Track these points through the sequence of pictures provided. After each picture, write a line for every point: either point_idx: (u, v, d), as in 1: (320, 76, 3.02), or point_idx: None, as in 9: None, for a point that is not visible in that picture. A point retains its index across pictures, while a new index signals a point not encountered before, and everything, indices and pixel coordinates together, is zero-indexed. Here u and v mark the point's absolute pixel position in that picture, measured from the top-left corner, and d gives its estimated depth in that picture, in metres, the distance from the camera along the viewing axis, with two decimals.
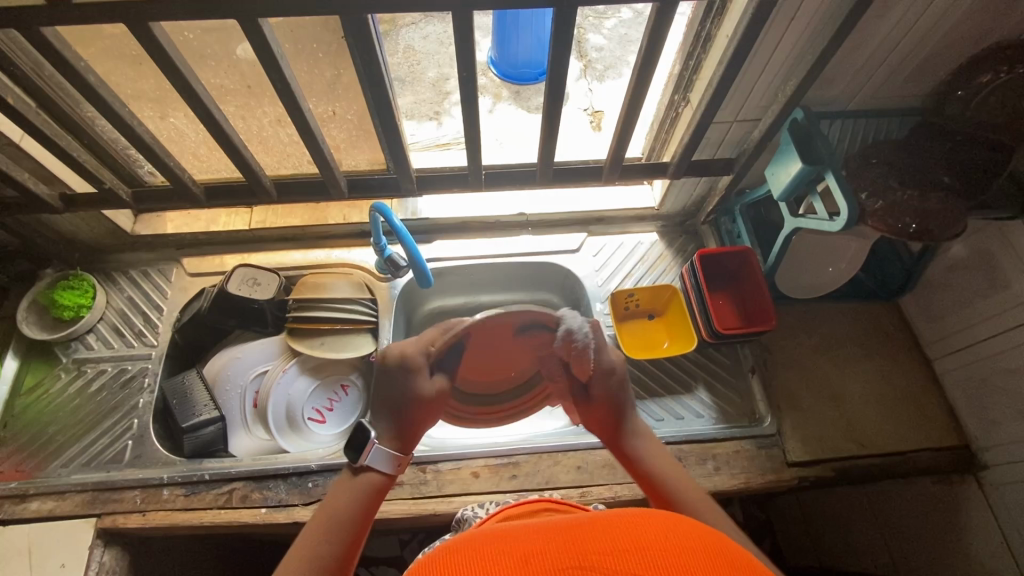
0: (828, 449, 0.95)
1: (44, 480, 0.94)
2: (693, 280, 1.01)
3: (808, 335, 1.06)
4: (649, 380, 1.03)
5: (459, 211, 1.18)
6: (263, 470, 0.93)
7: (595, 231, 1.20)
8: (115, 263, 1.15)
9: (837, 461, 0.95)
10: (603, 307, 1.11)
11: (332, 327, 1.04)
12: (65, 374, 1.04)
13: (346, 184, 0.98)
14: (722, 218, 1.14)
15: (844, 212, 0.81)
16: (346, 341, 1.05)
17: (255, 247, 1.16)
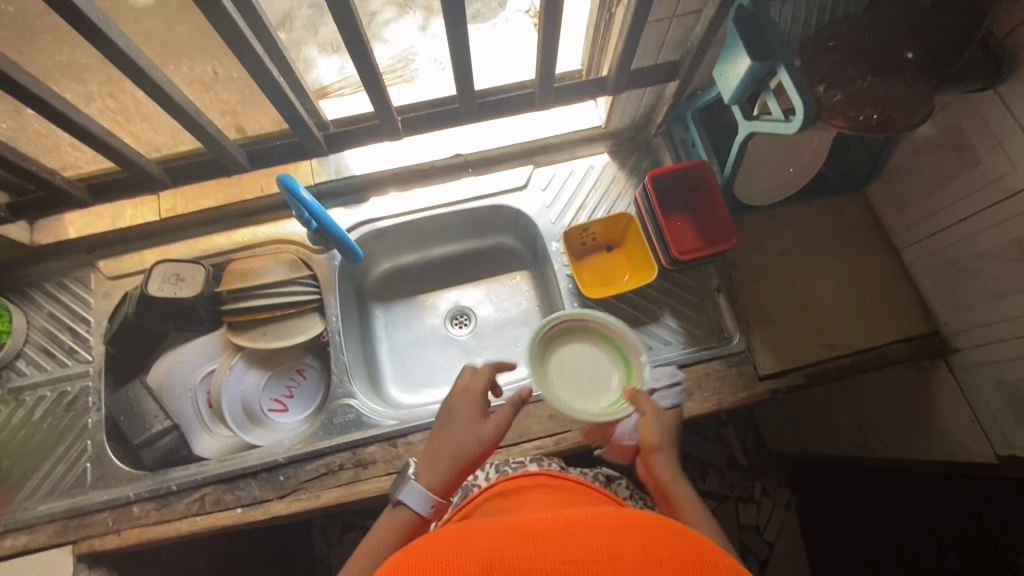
0: (796, 356, 0.94)
1: (10, 516, 0.91)
2: (646, 205, 0.94)
3: (774, 243, 1.00)
4: (614, 316, 0.99)
5: (389, 161, 1.06)
6: (231, 471, 0.90)
7: (541, 161, 1.10)
8: (24, 278, 1.05)
9: (808, 367, 0.93)
10: (559, 245, 1.04)
11: (272, 315, 0.98)
12: (2, 406, 0.98)
13: (245, 157, 0.86)
14: (675, 128, 1.04)
15: (800, 111, 0.72)
16: (290, 326, 0.99)
17: (173, 236, 1.05)
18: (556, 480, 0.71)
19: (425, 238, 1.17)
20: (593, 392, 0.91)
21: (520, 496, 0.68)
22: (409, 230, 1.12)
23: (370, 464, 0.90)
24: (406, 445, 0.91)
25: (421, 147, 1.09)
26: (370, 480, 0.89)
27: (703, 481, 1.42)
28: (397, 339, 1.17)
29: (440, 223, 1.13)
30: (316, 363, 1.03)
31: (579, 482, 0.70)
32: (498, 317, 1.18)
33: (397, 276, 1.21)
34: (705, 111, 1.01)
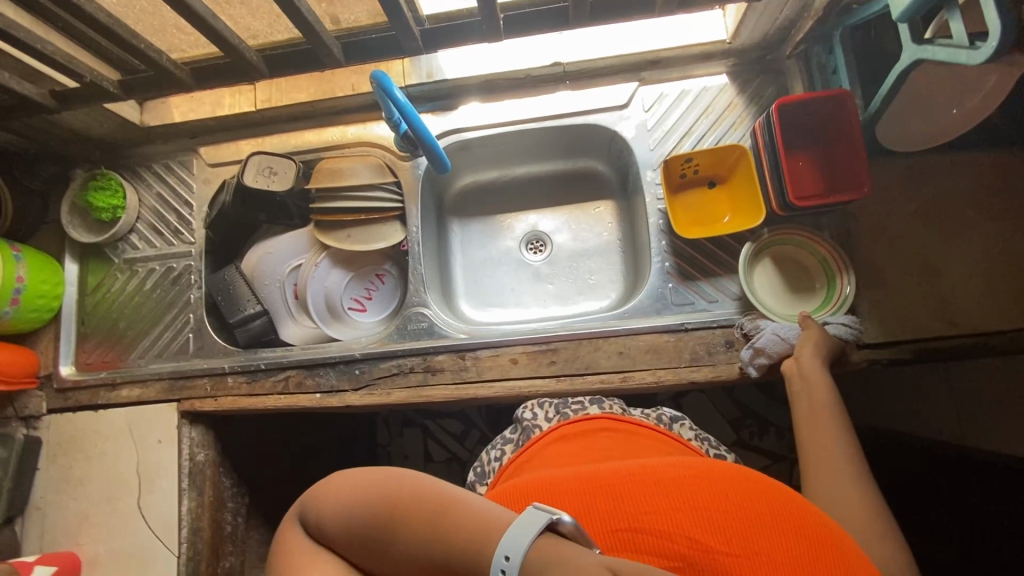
0: (900, 327, 0.84)
1: (128, 370, 1.03)
2: (766, 139, 0.82)
3: (908, 197, 0.87)
4: (704, 259, 0.92)
5: (484, 66, 0.99)
6: (313, 359, 0.96)
7: (648, 78, 0.99)
8: (136, 157, 1.11)
9: (919, 342, 0.84)
10: (655, 175, 0.96)
11: (357, 218, 0.99)
12: (120, 273, 1.08)
13: (340, 50, 0.83)
14: (815, 48, 0.90)
15: (994, 35, 0.58)
16: (373, 231, 1.00)
17: (268, 128, 1.06)
18: (611, 424, 0.75)
19: (510, 154, 1.12)
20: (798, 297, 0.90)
21: (588, 440, 0.72)
22: (496, 143, 1.07)
23: (438, 372, 0.93)
24: (473, 359, 0.93)
25: (521, 51, 0.98)
26: (436, 387, 0.92)
27: (760, 439, 1.43)
28: (471, 257, 1.16)
29: (528, 140, 1.07)
30: (394, 271, 1.05)
31: (641, 424, 0.76)
32: (576, 247, 1.13)
33: (478, 192, 1.18)
34: (856, 31, 0.85)
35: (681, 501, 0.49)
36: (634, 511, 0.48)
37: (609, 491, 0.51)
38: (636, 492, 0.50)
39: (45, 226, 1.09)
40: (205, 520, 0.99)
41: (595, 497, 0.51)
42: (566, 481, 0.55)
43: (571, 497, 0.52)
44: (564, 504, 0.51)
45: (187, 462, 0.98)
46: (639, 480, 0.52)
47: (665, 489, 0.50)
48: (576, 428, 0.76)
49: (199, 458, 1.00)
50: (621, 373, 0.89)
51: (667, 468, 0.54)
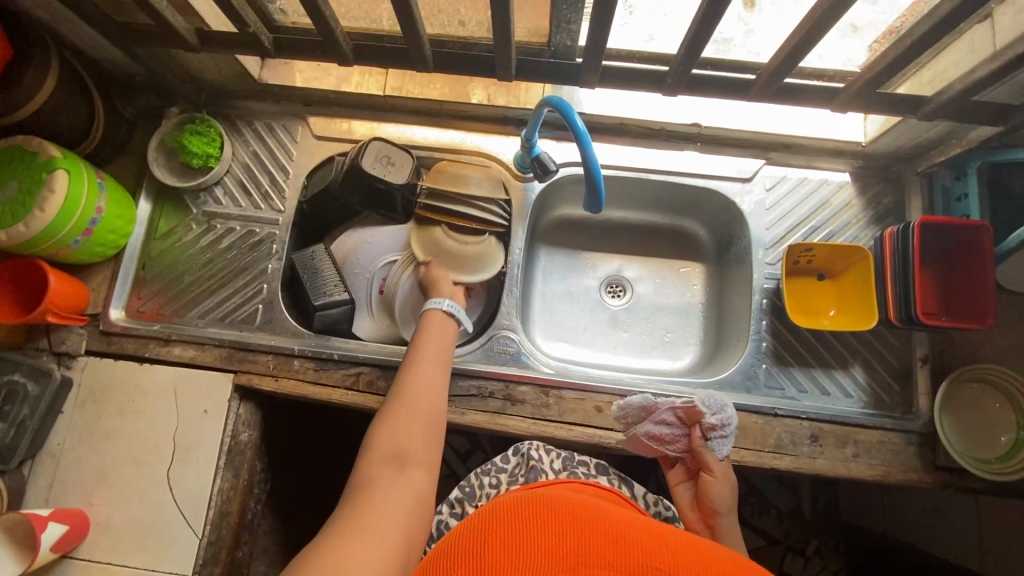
0: (978, 459, 0.85)
1: (184, 328, 0.97)
2: (900, 251, 0.83)
3: (1005, 333, 0.90)
4: (801, 348, 0.93)
5: (621, 109, 0.99)
6: (389, 361, 0.92)
7: (775, 159, 1.00)
8: (237, 109, 1.06)
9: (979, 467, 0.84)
10: (767, 255, 0.97)
11: (459, 246, 0.96)
12: (195, 226, 1.02)
13: (516, 66, 0.81)
14: (943, 172, 0.93)
15: None
16: (472, 255, 0.97)
17: (386, 115, 1.03)
18: (614, 496, 0.71)
19: (614, 197, 1.11)
20: (982, 436, 0.86)
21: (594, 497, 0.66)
22: (609, 184, 1.06)
23: (519, 402, 0.91)
24: (557, 398, 0.91)
25: (662, 105, 0.99)
26: (514, 418, 0.90)
27: (761, 520, 1.45)
28: (549, 288, 1.15)
29: (642, 188, 1.06)
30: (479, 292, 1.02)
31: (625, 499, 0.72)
32: (656, 301, 1.13)
33: (568, 225, 1.17)
34: (992, 167, 0.89)
35: (706, 567, 0.47)
36: (663, 560, 0.46)
37: (640, 537, 0.50)
38: (665, 547, 0.49)
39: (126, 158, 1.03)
40: (233, 505, 0.92)
41: (621, 537, 0.49)
42: (592, 514, 0.53)
43: (596, 528, 0.50)
44: (586, 529, 0.50)
45: (229, 440, 0.92)
46: (670, 541, 0.50)
47: (693, 554, 0.48)
48: (586, 487, 0.70)
49: (241, 438, 0.94)
50: None
51: (697, 541, 0.51)
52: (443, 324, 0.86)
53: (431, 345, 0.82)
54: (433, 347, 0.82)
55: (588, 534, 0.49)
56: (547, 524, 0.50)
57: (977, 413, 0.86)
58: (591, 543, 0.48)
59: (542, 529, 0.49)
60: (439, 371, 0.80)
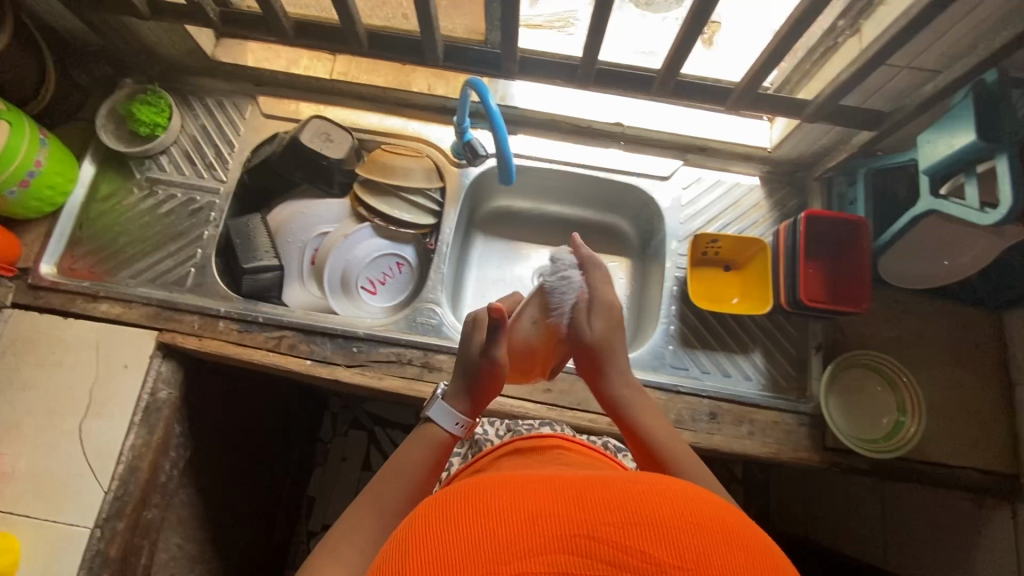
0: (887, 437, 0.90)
1: (114, 286, 0.99)
2: (790, 242, 0.90)
3: (890, 327, 0.98)
4: (707, 333, 0.99)
5: (552, 105, 1.07)
6: (312, 326, 0.95)
7: (692, 160, 1.08)
8: (190, 85, 1.11)
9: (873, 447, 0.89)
10: (679, 246, 1.04)
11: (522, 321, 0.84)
12: (137, 190, 1.05)
13: (442, 50, 0.87)
14: (839, 178, 1.01)
15: (1004, 204, 0.68)
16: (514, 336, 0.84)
17: (332, 99, 1.09)
18: (563, 441, 0.71)
19: (548, 191, 1.17)
20: (870, 421, 0.92)
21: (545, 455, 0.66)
22: (541, 176, 1.13)
23: (436, 370, 0.94)
24: None
25: (589, 105, 1.07)
26: (430, 384, 0.93)
27: None
28: (484, 273, 1.19)
29: (572, 182, 1.13)
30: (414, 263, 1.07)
31: (582, 445, 0.71)
32: None
33: (505, 216, 1.22)
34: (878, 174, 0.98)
35: (637, 512, 0.39)
36: (591, 520, 0.38)
37: (557, 494, 0.41)
38: (586, 497, 0.40)
39: (75, 122, 1.06)
40: (145, 462, 0.93)
41: (536, 500, 0.40)
42: (501, 481, 0.43)
43: (505, 497, 0.40)
44: (494, 502, 0.40)
45: (147, 396, 0.93)
46: (591, 488, 0.41)
47: (618, 494, 0.40)
48: (532, 441, 0.70)
49: (160, 395, 0.95)
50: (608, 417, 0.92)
51: (622, 477, 0.43)
52: (435, 442, 0.72)
53: (411, 464, 0.69)
54: (412, 463, 0.69)
55: (498, 510, 0.39)
56: (450, 518, 0.40)
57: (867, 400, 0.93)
58: (504, 525, 0.38)
59: (447, 524, 0.39)
60: (408, 495, 0.67)
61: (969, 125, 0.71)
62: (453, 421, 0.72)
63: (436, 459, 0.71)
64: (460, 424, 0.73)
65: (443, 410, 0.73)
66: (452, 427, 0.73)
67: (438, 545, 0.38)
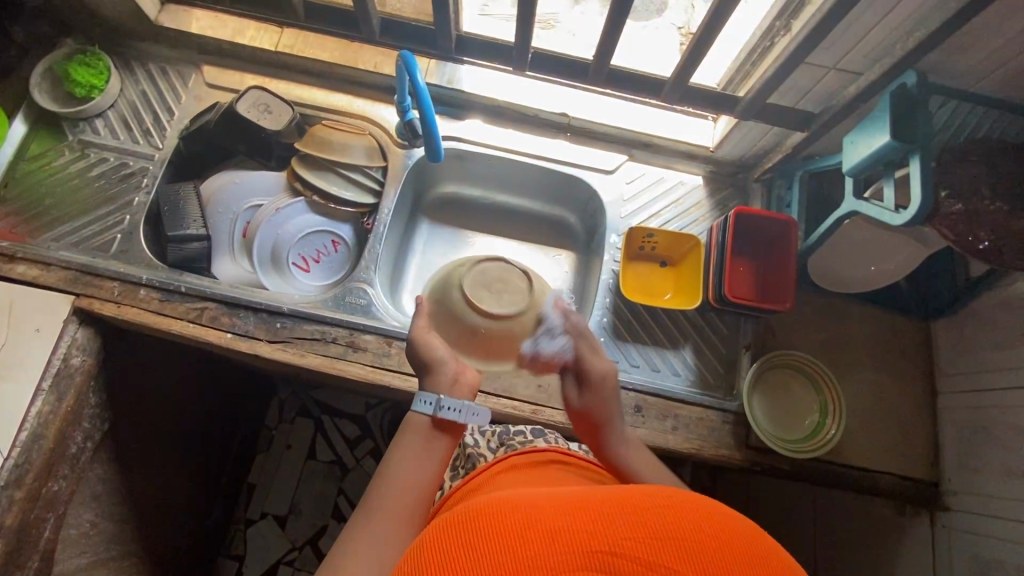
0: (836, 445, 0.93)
1: (33, 248, 0.95)
2: (718, 238, 0.91)
3: (819, 329, 0.99)
4: (639, 327, 0.99)
5: (499, 92, 1.07)
6: (236, 298, 0.93)
7: (636, 156, 1.09)
8: (134, 50, 1.09)
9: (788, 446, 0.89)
10: (617, 240, 1.04)
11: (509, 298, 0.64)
12: (69, 152, 1.03)
13: (379, 25, 0.86)
14: (778, 181, 1.02)
15: (913, 206, 0.69)
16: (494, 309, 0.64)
17: (278, 72, 1.07)
18: (556, 456, 0.71)
19: (497, 180, 1.16)
20: (789, 418, 0.92)
21: (536, 472, 0.66)
22: (488, 164, 1.12)
23: (361, 350, 0.92)
24: (399, 349, 0.93)
25: (537, 94, 1.07)
26: (353, 364, 0.91)
27: None
28: (428, 259, 1.18)
29: (519, 172, 1.13)
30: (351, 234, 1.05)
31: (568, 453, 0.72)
32: None
33: (454, 203, 1.20)
34: (814, 178, 0.99)
35: (655, 528, 0.39)
36: (608, 536, 0.38)
37: (572, 511, 0.41)
38: (602, 514, 0.41)
39: (9, 79, 1.03)
40: (51, 430, 0.89)
41: (553, 518, 0.40)
42: (520, 501, 0.44)
43: (521, 518, 0.41)
44: (512, 522, 0.41)
45: (58, 362, 0.90)
46: (607, 505, 0.42)
47: (634, 509, 0.41)
48: (524, 459, 0.69)
49: (72, 362, 0.91)
50: (533, 406, 0.91)
51: (637, 491, 0.44)
52: (424, 431, 0.62)
53: (402, 461, 0.60)
54: (403, 458, 0.60)
55: (517, 529, 0.40)
56: (469, 540, 0.40)
57: (786, 398, 0.93)
58: (523, 543, 0.38)
59: (467, 546, 0.40)
60: (409, 495, 0.58)
61: (885, 125, 0.71)
62: (419, 399, 0.63)
63: (431, 446, 0.62)
64: (430, 402, 0.63)
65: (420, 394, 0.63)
66: (425, 408, 0.63)
67: (458, 567, 0.38)
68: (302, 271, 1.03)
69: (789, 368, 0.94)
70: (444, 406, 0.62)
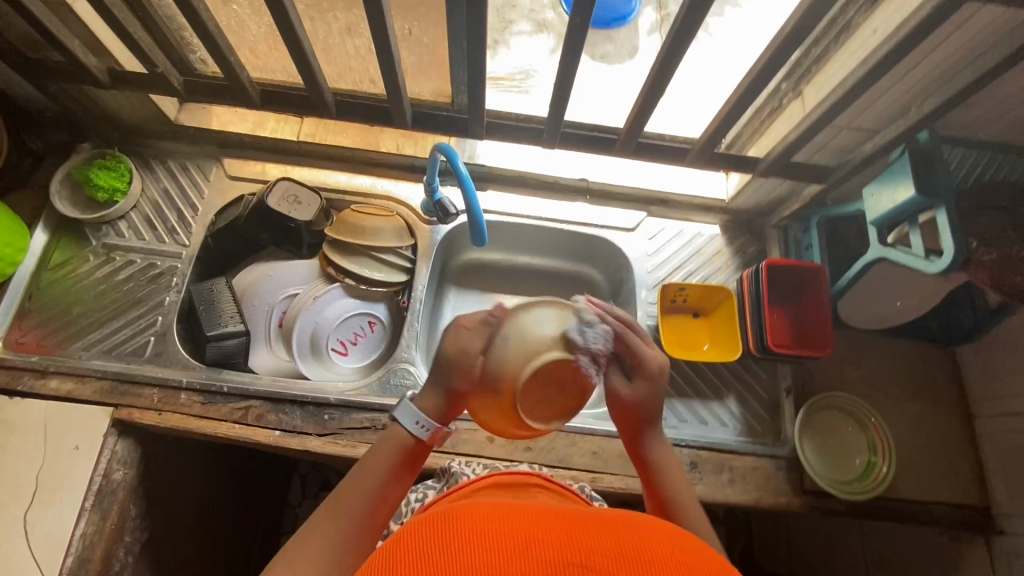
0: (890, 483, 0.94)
1: (65, 360, 0.93)
2: (754, 291, 0.95)
3: (852, 366, 1.02)
4: (682, 381, 1.00)
5: (518, 162, 1.10)
6: (281, 394, 0.92)
7: (655, 212, 1.12)
8: (153, 149, 1.09)
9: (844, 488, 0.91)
10: (649, 295, 1.07)
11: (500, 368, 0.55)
12: (93, 257, 1.01)
13: (411, 114, 0.93)
14: (793, 226, 1.07)
15: (948, 254, 0.73)
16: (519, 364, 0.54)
17: (300, 159, 1.09)
18: (538, 480, 0.66)
19: (519, 244, 1.18)
20: (838, 463, 0.94)
21: (516, 489, 0.61)
22: (512, 231, 1.14)
23: None
24: (450, 428, 0.92)
25: (555, 161, 1.11)
26: None
27: None
28: None
29: (542, 236, 1.15)
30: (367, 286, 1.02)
31: (552, 479, 0.67)
32: None
33: (478, 269, 1.22)
34: (829, 222, 1.03)
35: (628, 549, 0.37)
36: (582, 551, 0.37)
37: (546, 525, 0.40)
38: (577, 533, 0.39)
39: (28, 189, 1.01)
40: (97, 552, 0.85)
41: (525, 527, 0.39)
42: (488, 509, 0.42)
43: (492, 523, 0.39)
44: (483, 527, 0.39)
45: (100, 479, 0.86)
46: (582, 524, 0.40)
47: (608, 532, 0.39)
48: (504, 478, 0.64)
49: (114, 477, 0.88)
50: (591, 473, 0.91)
51: (615, 516, 0.42)
52: (397, 449, 0.63)
53: (371, 475, 0.61)
54: (373, 471, 0.61)
55: (487, 535, 0.38)
56: (439, 535, 0.38)
57: (833, 442, 0.95)
58: (494, 549, 0.36)
59: (438, 543, 0.37)
60: (369, 508, 0.59)
61: (909, 181, 0.76)
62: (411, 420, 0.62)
63: (400, 467, 0.63)
64: (422, 425, 0.62)
65: (407, 409, 0.63)
66: (417, 430, 0.62)
67: (426, 561, 0.36)
68: (342, 355, 1.02)
69: (835, 411, 0.97)
70: (437, 431, 0.63)
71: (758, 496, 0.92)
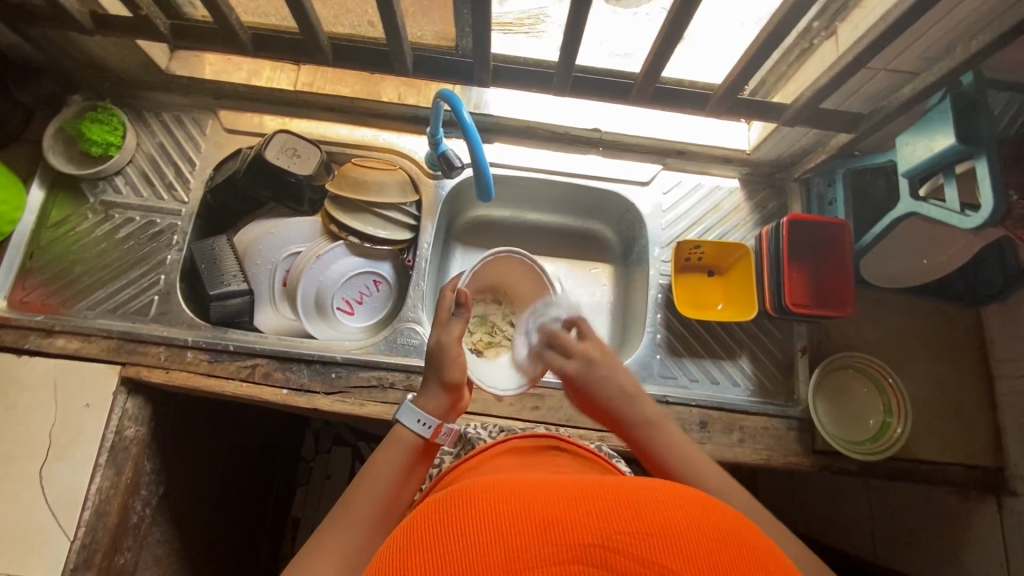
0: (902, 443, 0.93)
1: (70, 319, 0.92)
2: (773, 247, 0.91)
3: (870, 325, 0.99)
4: (693, 340, 0.98)
5: (527, 112, 1.04)
6: (287, 352, 0.91)
7: (671, 165, 1.07)
8: (146, 101, 1.04)
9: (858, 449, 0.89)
10: (661, 253, 1.03)
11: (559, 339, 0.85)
12: (91, 215, 0.99)
13: (412, 60, 0.88)
14: (818, 179, 1.01)
15: (985, 206, 0.68)
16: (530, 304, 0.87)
17: (296, 110, 1.04)
18: (561, 442, 0.65)
19: (528, 199, 1.14)
20: (851, 422, 0.92)
21: (540, 458, 0.59)
22: (520, 185, 1.10)
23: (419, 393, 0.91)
24: None
25: (565, 109, 1.05)
26: None
27: None
28: None
29: (552, 192, 1.11)
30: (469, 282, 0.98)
31: (578, 445, 0.66)
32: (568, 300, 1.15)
33: (485, 227, 1.18)
34: (855, 176, 0.98)
35: (656, 525, 0.35)
36: (602, 527, 0.34)
37: (565, 498, 0.37)
38: (598, 505, 0.36)
39: (21, 143, 0.98)
40: (114, 504, 0.87)
41: (544, 502, 0.37)
42: (502, 485, 0.40)
43: (507, 501, 0.37)
44: (501, 505, 0.37)
45: (112, 436, 0.87)
46: (602, 493, 0.38)
47: (633, 502, 0.37)
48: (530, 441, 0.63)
49: (127, 433, 0.89)
50: (599, 432, 0.90)
51: (636, 480, 0.40)
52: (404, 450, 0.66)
53: (382, 473, 0.63)
54: (380, 475, 0.63)
55: (504, 514, 0.36)
56: (452, 515, 0.36)
57: (847, 403, 0.93)
58: (510, 530, 0.34)
59: (453, 527, 0.36)
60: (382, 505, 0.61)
61: (948, 128, 0.70)
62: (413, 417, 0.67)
63: (410, 464, 0.65)
64: (422, 421, 0.67)
65: (409, 407, 0.68)
66: (418, 428, 0.67)
67: (441, 546, 0.35)
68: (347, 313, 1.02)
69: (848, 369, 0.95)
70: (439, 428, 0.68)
71: (769, 455, 0.91)
